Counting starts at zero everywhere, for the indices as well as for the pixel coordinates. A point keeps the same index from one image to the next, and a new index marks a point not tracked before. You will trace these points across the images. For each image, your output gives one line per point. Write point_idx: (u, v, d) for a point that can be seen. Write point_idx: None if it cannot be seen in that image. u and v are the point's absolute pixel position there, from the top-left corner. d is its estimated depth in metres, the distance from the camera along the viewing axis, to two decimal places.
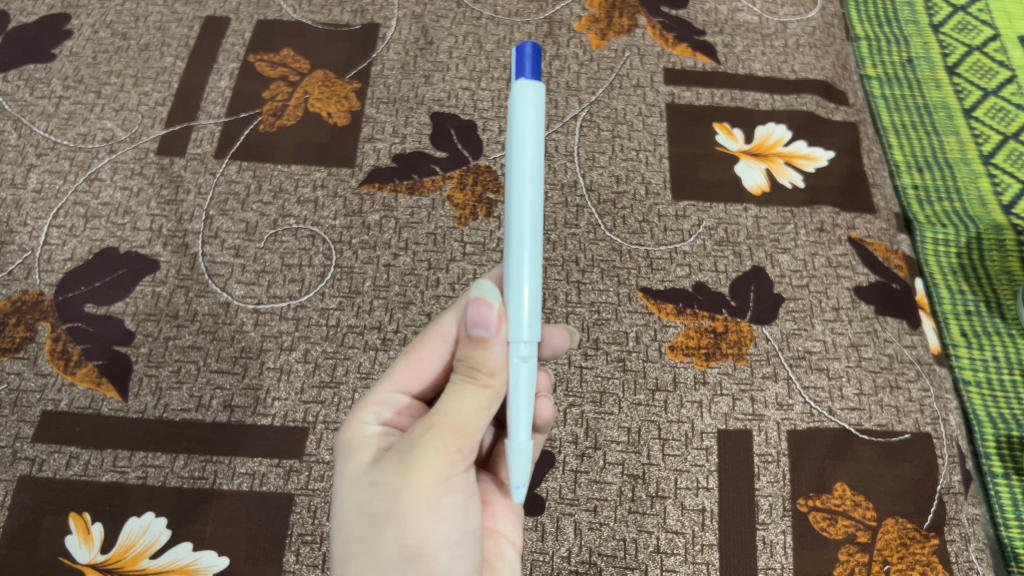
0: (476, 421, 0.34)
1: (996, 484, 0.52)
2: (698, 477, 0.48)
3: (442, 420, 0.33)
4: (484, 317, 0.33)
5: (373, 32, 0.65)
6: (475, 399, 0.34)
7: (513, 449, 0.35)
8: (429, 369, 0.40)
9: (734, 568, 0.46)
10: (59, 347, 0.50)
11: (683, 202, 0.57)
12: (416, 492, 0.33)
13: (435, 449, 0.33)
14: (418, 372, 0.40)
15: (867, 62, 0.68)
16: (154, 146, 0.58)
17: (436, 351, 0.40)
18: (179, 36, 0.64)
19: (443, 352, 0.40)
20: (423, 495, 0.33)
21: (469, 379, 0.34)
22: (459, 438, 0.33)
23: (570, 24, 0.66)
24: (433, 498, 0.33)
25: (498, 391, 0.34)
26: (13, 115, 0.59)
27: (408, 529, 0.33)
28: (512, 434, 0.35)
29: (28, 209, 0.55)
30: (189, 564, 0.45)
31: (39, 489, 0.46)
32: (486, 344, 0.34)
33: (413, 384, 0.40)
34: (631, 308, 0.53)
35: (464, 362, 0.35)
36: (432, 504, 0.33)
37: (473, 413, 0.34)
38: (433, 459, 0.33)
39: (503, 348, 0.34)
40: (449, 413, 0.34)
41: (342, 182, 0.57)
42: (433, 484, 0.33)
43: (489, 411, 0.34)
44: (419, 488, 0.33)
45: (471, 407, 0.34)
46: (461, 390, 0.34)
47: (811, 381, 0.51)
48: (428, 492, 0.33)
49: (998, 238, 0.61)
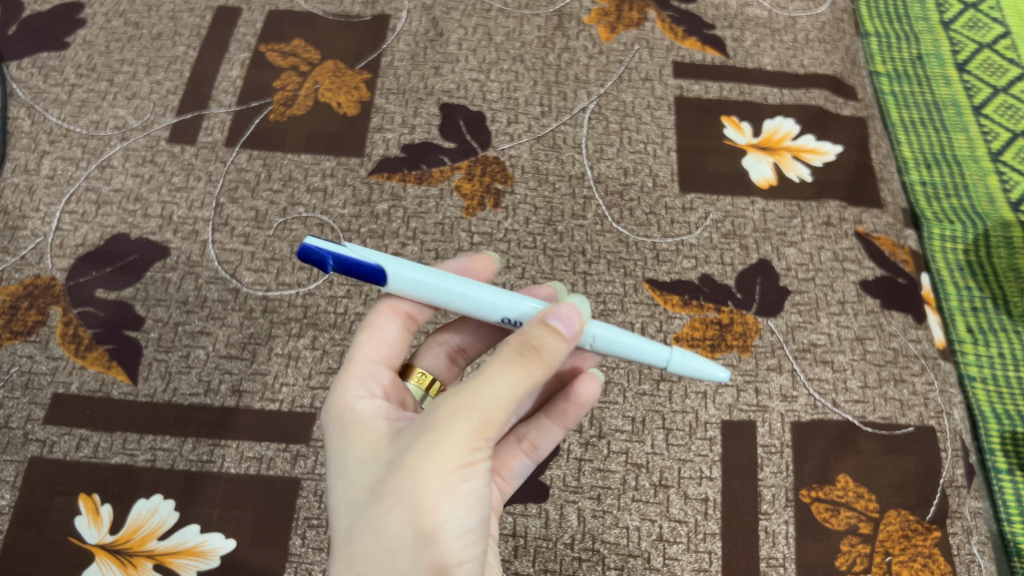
0: (506, 405, 0.33)
1: (1000, 480, 0.52)
2: (702, 466, 0.48)
3: (473, 403, 0.32)
4: (567, 317, 0.34)
5: (384, 22, 0.65)
6: (512, 382, 0.32)
7: (676, 362, 0.37)
8: (391, 334, 0.42)
9: (737, 557, 0.46)
10: (70, 331, 0.51)
11: (691, 194, 0.57)
12: (435, 477, 0.32)
13: (461, 433, 0.32)
14: (383, 342, 0.41)
15: (877, 58, 0.68)
16: (166, 134, 0.59)
17: (392, 321, 0.42)
18: (192, 25, 0.64)
19: (397, 321, 0.42)
20: (442, 480, 0.32)
21: (518, 361, 0.33)
22: (489, 424, 0.32)
23: (579, 17, 0.66)
24: (454, 482, 0.32)
25: (536, 379, 0.33)
26: (26, 102, 0.60)
27: (423, 513, 0.32)
28: (662, 358, 0.37)
29: (41, 194, 0.56)
30: (197, 546, 0.46)
31: (50, 470, 0.47)
32: (559, 337, 0.34)
33: (382, 355, 0.41)
34: (637, 299, 0.53)
35: (513, 339, 0.33)
36: (450, 488, 0.32)
37: (507, 399, 0.32)
38: (456, 443, 0.32)
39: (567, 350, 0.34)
40: (480, 395, 0.32)
41: (351, 171, 0.57)
42: (455, 470, 0.32)
43: (524, 399, 0.33)
44: (439, 473, 0.32)
45: (503, 389, 0.32)
46: (500, 370, 0.32)
47: (816, 373, 0.51)
48: (446, 477, 0.32)
49: (1006, 235, 0.61)
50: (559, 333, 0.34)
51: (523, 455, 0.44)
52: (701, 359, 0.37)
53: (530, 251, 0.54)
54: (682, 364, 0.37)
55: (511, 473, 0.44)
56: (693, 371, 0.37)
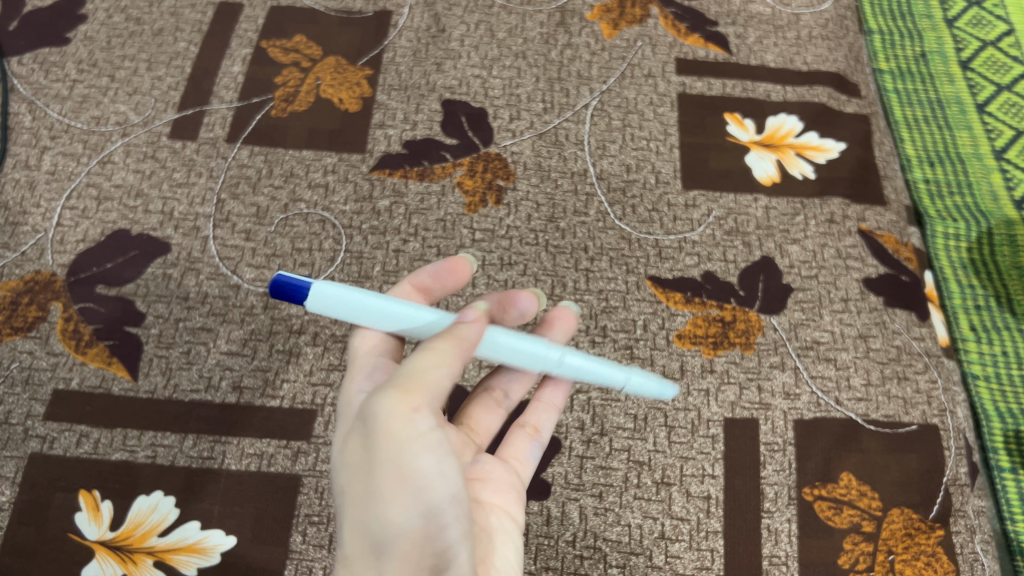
0: (425, 376, 0.32)
1: (1003, 478, 0.52)
2: (704, 464, 0.48)
3: (391, 382, 0.32)
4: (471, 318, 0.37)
5: (386, 18, 0.65)
6: (426, 357, 0.32)
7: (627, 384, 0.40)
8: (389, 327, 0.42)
9: (739, 555, 0.46)
10: (70, 327, 0.51)
11: (693, 191, 0.57)
12: (381, 463, 0.31)
13: (386, 412, 0.31)
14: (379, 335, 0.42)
15: (881, 55, 0.68)
16: (167, 130, 0.59)
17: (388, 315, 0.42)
18: (193, 21, 0.64)
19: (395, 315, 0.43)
20: (387, 465, 0.31)
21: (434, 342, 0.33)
22: (413, 397, 0.31)
23: (582, 13, 0.66)
24: (402, 468, 0.31)
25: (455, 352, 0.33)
26: (27, 97, 0.60)
27: (380, 509, 0.31)
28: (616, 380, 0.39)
29: (42, 190, 0.56)
30: (197, 543, 0.46)
31: (50, 466, 0.47)
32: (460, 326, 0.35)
33: (383, 346, 0.42)
34: (639, 296, 0.53)
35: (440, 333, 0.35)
36: (399, 476, 0.31)
37: (425, 371, 0.32)
38: (388, 423, 0.31)
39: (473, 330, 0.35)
40: (398, 374, 0.32)
41: (353, 167, 0.57)
42: (399, 457, 0.31)
43: (443, 369, 0.32)
44: (382, 458, 0.31)
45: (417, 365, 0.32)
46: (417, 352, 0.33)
47: (819, 370, 0.51)
48: (390, 460, 0.31)
49: (1009, 234, 0.60)
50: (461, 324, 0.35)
51: (529, 438, 0.44)
52: (654, 379, 0.40)
53: (532, 248, 0.54)
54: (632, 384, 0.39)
55: (523, 456, 0.44)
56: (648, 390, 0.39)
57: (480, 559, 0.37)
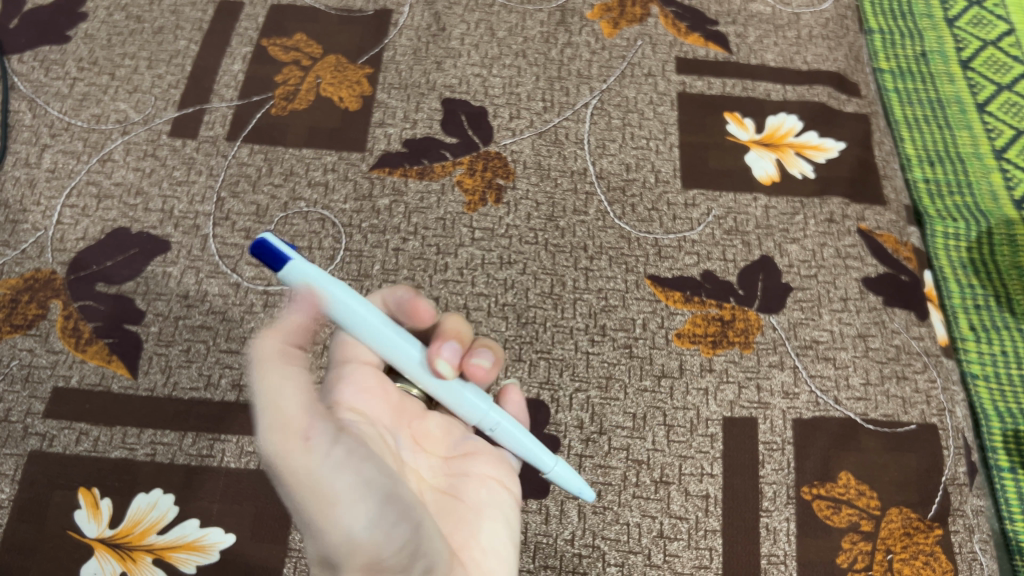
0: (293, 400, 0.28)
1: (1002, 478, 0.52)
2: (702, 463, 0.48)
3: (263, 422, 0.27)
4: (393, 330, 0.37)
5: (386, 17, 0.65)
6: (281, 381, 0.27)
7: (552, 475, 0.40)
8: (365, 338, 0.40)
9: (737, 554, 0.46)
10: (70, 325, 0.51)
11: (693, 190, 0.57)
12: (303, 498, 0.28)
13: (279, 450, 0.28)
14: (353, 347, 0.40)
15: (881, 55, 0.67)
16: (167, 128, 0.59)
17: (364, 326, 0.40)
18: (194, 19, 0.64)
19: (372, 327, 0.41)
20: (310, 498, 0.28)
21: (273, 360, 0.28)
22: (298, 426, 0.28)
23: (582, 12, 0.66)
24: (314, 498, 0.28)
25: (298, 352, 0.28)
26: (27, 95, 0.60)
27: (327, 543, 0.29)
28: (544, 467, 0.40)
29: (42, 187, 0.56)
30: (196, 540, 0.46)
31: (50, 463, 0.47)
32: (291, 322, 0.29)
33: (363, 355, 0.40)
34: (639, 295, 0.53)
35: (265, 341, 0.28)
36: (326, 509, 0.28)
37: (290, 393, 0.28)
38: (289, 462, 0.28)
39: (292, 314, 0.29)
40: (266, 412, 0.27)
41: (353, 166, 0.57)
42: (303, 489, 0.28)
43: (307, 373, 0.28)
44: (302, 494, 0.28)
45: (272, 395, 0.27)
46: (266, 382, 0.27)
47: (818, 370, 0.51)
48: (309, 493, 0.28)
49: (1009, 233, 0.60)
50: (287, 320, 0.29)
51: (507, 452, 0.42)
52: (576, 476, 0.41)
53: (531, 247, 0.54)
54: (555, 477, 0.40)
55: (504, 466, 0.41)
56: (566, 484, 0.40)
57: (465, 540, 0.36)
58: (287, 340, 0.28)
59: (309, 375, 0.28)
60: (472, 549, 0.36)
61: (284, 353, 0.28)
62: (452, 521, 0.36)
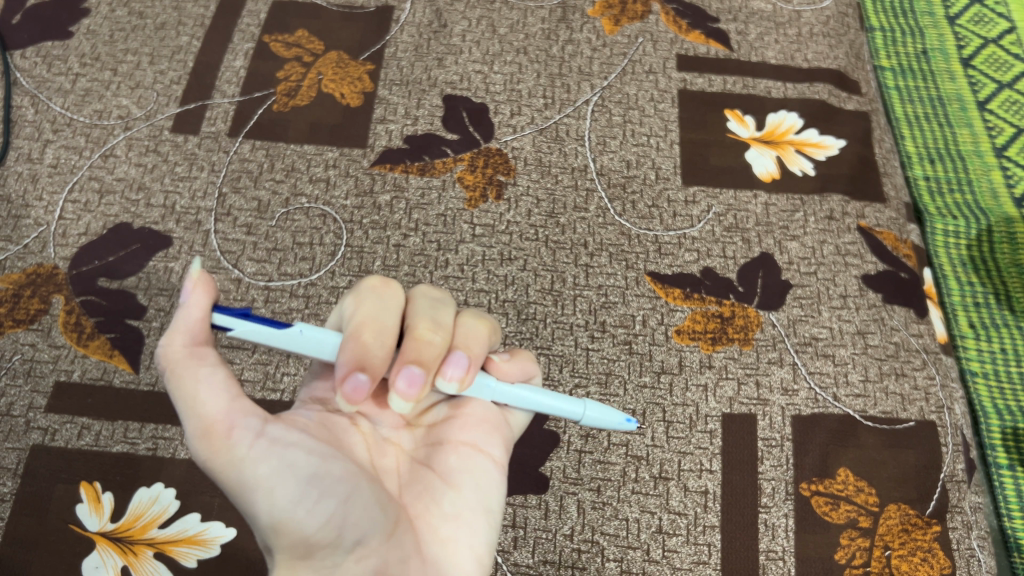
0: (203, 404, 0.31)
1: (1000, 475, 0.52)
2: (702, 459, 0.48)
3: (189, 423, 0.32)
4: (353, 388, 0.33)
5: (387, 14, 0.65)
6: (189, 386, 0.32)
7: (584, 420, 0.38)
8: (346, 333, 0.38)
9: (735, 549, 0.46)
10: (73, 320, 0.51)
11: (694, 186, 0.57)
12: (234, 486, 0.32)
13: (205, 446, 0.31)
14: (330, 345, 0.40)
15: (882, 53, 0.68)
16: (170, 123, 0.59)
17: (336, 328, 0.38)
18: (196, 15, 0.64)
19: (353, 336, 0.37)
20: (238, 484, 0.31)
21: (182, 365, 0.32)
22: (216, 423, 0.31)
23: (583, 9, 0.66)
24: (238, 489, 0.32)
25: (201, 353, 0.32)
26: (29, 90, 0.60)
27: (261, 527, 0.32)
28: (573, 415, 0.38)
29: (44, 182, 0.56)
30: (197, 534, 0.46)
31: (51, 458, 0.47)
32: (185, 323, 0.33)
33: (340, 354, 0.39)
34: (639, 292, 0.53)
35: (172, 355, 0.32)
36: (254, 494, 0.32)
37: (201, 393, 0.32)
38: (216, 454, 0.31)
39: (193, 312, 0.33)
40: (189, 416, 0.32)
41: (353, 162, 0.57)
42: (229, 480, 0.32)
43: (215, 374, 0.32)
44: (232, 482, 0.32)
45: (185, 400, 0.32)
46: (181, 387, 0.32)
47: (817, 366, 0.51)
48: (237, 481, 0.31)
49: (1009, 231, 0.60)
50: (185, 321, 0.33)
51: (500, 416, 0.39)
52: (613, 410, 0.38)
53: (532, 244, 0.54)
54: (588, 419, 0.38)
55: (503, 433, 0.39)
56: (605, 425, 0.38)
57: (424, 511, 0.35)
58: (190, 346, 0.32)
59: (216, 374, 0.32)
60: (432, 517, 0.35)
61: (186, 359, 0.32)
62: (414, 489, 0.35)
